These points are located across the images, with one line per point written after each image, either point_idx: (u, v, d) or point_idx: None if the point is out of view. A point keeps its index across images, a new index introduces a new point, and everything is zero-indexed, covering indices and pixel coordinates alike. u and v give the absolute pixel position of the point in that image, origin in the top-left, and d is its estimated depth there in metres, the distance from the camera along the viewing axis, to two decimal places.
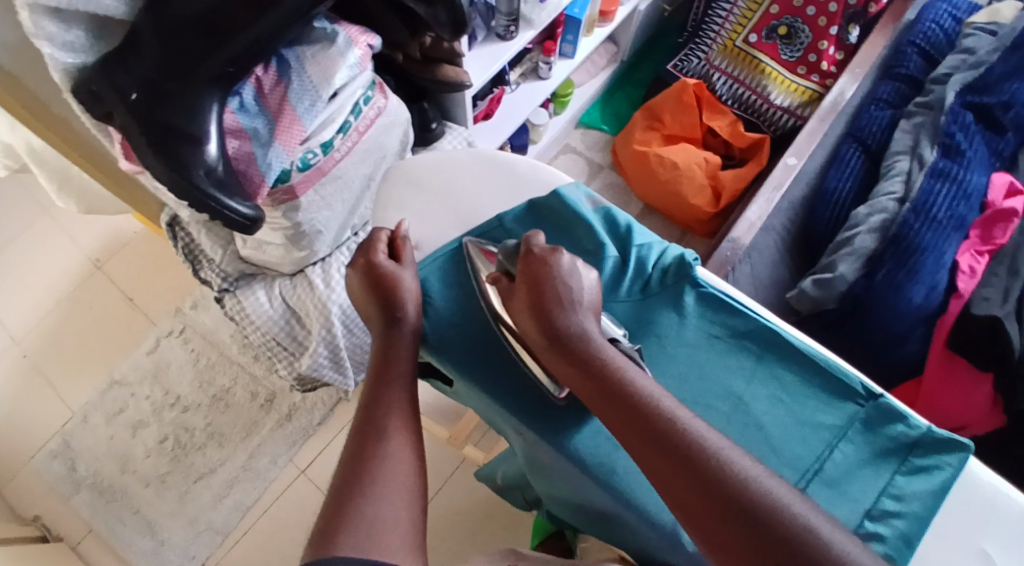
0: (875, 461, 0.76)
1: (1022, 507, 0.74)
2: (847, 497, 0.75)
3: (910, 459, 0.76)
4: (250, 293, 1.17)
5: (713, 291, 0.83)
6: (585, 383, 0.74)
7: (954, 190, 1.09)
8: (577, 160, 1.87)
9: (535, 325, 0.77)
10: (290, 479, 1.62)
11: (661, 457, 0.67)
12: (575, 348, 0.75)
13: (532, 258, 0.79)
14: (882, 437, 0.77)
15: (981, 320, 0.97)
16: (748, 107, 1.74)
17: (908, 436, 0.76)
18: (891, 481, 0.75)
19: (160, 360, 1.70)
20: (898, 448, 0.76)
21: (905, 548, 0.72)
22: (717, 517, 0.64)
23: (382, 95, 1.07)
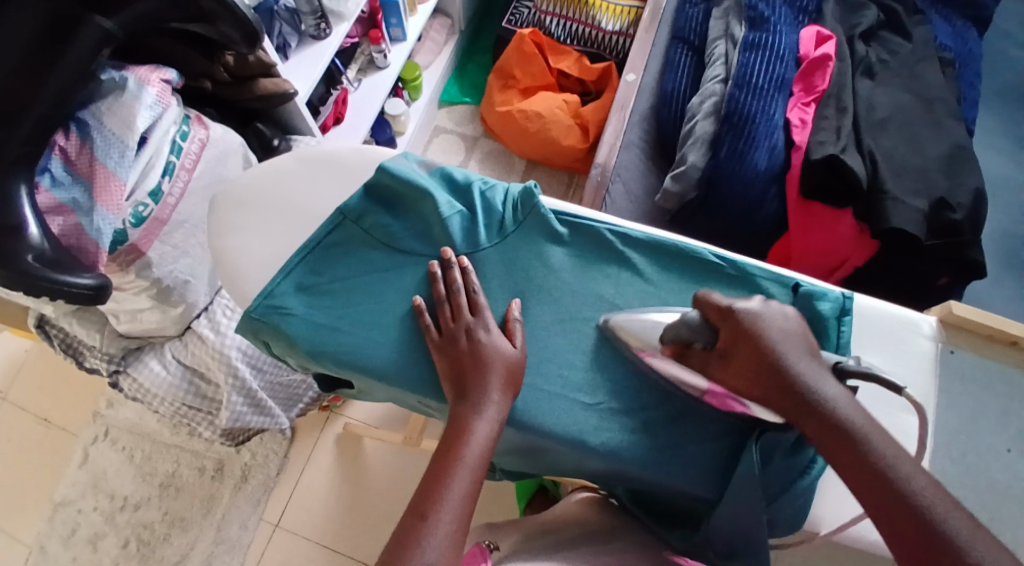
0: None
1: (878, 311, 0.84)
2: None
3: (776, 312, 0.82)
4: (142, 367, 1.15)
5: (559, 215, 0.83)
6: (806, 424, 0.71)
7: (766, 56, 1.16)
8: (451, 138, 1.87)
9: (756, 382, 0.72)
10: (267, 536, 1.60)
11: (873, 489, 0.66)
12: (793, 388, 0.71)
13: (731, 314, 0.74)
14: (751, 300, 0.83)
15: (820, 163, 1.06)
16: (587, 40, 1.74)
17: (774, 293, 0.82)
18: None
19: (95, 468, 1.65)
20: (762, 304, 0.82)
21: None
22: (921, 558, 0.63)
23: (201, 125, 1.07)
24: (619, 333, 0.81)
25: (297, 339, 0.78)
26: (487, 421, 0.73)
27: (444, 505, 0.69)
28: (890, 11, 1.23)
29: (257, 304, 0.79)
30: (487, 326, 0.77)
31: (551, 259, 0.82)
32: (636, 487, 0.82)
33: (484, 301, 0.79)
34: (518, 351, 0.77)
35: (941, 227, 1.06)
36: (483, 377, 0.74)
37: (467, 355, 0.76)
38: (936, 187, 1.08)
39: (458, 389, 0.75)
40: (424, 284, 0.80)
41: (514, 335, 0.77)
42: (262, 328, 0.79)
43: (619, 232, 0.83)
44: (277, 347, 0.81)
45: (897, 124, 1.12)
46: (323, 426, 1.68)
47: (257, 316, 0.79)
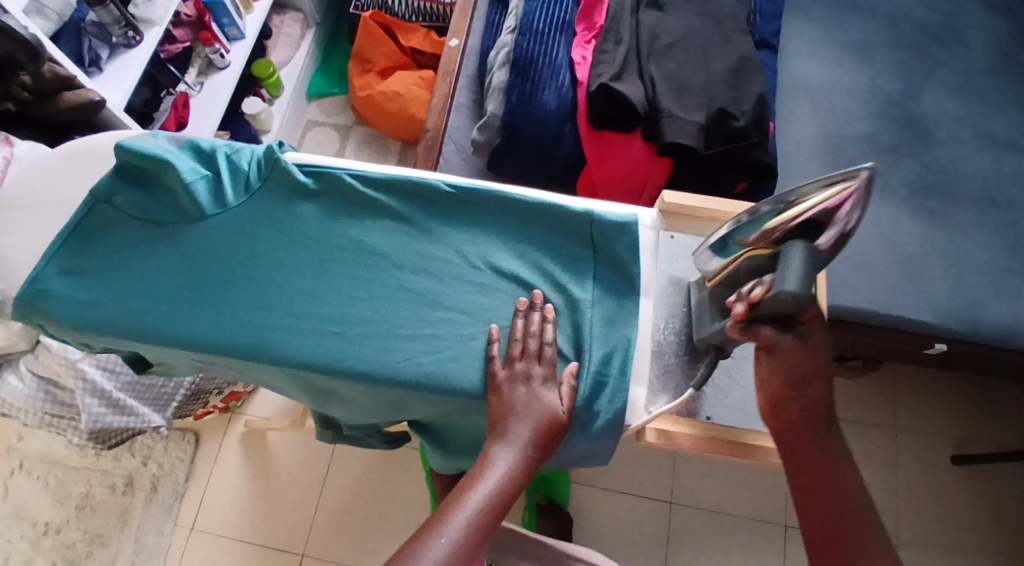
0: (512, 242, 0.85)
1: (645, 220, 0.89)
2: (491, 288, 0.84)
3: (518, 228, 0.86)
4: (0, 382, 1.20)
5: (308, 169, 0.87)
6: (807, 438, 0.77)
7: (546, 2, 1.22)
8: (326, 130, 1.91)
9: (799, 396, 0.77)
10: (183, 540, 1.65)
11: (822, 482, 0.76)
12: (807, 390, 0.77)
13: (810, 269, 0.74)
14: (498, 218, 0.86)
15: (596, 93, 1.11)
16: (432, 15, 1.80)
17: (516, 208, 0.86)
18: (530, 254, 0.85)
19: (15, 499, 1.69)
20: (509, 222, 0.86)
21: (578, 311, 0.83)
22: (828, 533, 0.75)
23: (6, 146, 1.12)
24: (367, 268, 0.84)
25: (68, 317, 0.83)
26: (514, 463, 0.77)
27: (450, 527, 0.73)
28: None
29: (25, 288, 0.84)
30: (545, 382, 0.80)
31: (298, 208, 0.86)
32: (419, 407, 0.86)
33: (551, 354, 0.81)
34: (565, 413, 0.79)
35: (726, 134, 1.11)
36: (525, 426, 0.78)
37: (511, 399, 0.79)
38: (717, 99, 1.12)
39: (493, 428, 0.79)
40: (245, 269, 0.84)
41: (565, 395, 0.80)
42: (32, 311, 0.84)
43: (361, 172, 0.87)
44: (51, 327, 0.85)
45: (683, 47, 1.16)
46: (227, 426, 1.74)
47: (24, 299, 0.83)
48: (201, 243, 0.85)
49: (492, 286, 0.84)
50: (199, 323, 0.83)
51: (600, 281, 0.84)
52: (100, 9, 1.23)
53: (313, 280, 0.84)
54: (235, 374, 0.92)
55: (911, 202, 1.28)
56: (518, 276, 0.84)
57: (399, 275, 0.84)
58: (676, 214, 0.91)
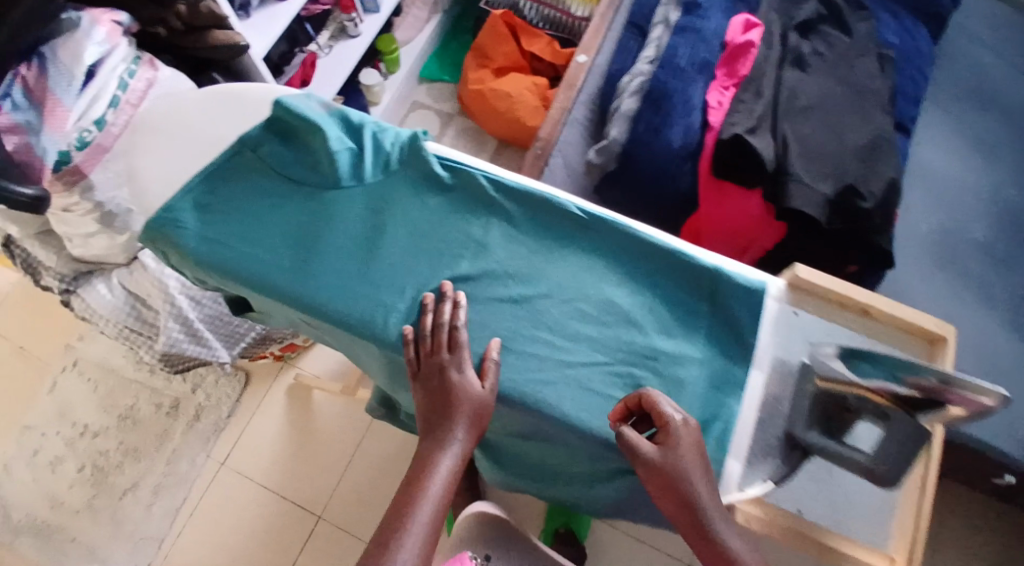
0: (632, 279, 0.83)
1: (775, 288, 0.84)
2: (603, 322, 0.82)
3: (640, 267, 0.84)
4: (91, 289, 1.25)
5: (445, 162, 0.88)
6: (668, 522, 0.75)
7: (693, 40, 1.21)
8: (428, 114, 1.97)
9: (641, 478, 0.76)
10: (212, 473, 1.70)
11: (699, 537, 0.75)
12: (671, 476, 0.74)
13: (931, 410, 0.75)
14: (622, 253, 0.84)
15: (727, 141, 1.11)
16: (559, 25, 1.82)
17: (641, 246, 0.83)
18: (646, 295, 0.83)
19: (63, 397, 1.76)
20: (632, 258, 0.84)
21: (687, 366, 0.80)
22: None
23: (151, 68, 1.15)
24: (482, 270, 0.85)
25: (189, 250, 0.86)
26: (452, 455, 0.80)
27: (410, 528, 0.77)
28: (831, 6, 1.28)
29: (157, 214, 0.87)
30: (461, 365, 0.80)
31: (427, 199, 0.87)
32: (504, 418, 0.85)
33: (465, 336, 0.82)
34: (487, 393, 0.79)
35: (848, 212, 1.10)
36: (451, 415, 0.80)
37: (439, 389, 0.81)
38: (847, 174, 1.11)
39: (432, 416, 0.81)
40: (367, 246, 0.86)
41: (487, 375, 0.80)
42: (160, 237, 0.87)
43: (499, 176, 0.87)
44: (172, 256, 0.88)
45: (818, 113, 1.16)
46: (276, 376, 1.78)
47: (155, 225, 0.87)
48: (329, 213, 0.87)
49: (604, 320, 0.82)
50: (311, 287, 0.84)
51: (714, 339, 0.82)
52: None
53: (430, 271, 0.85)
54: (327, 341, 0.93)
55: (1013, 318, 1.25)
56: (633, 315, 0.82)
57: (513, 285, 0.84)
58: (804, 290, 0.85)
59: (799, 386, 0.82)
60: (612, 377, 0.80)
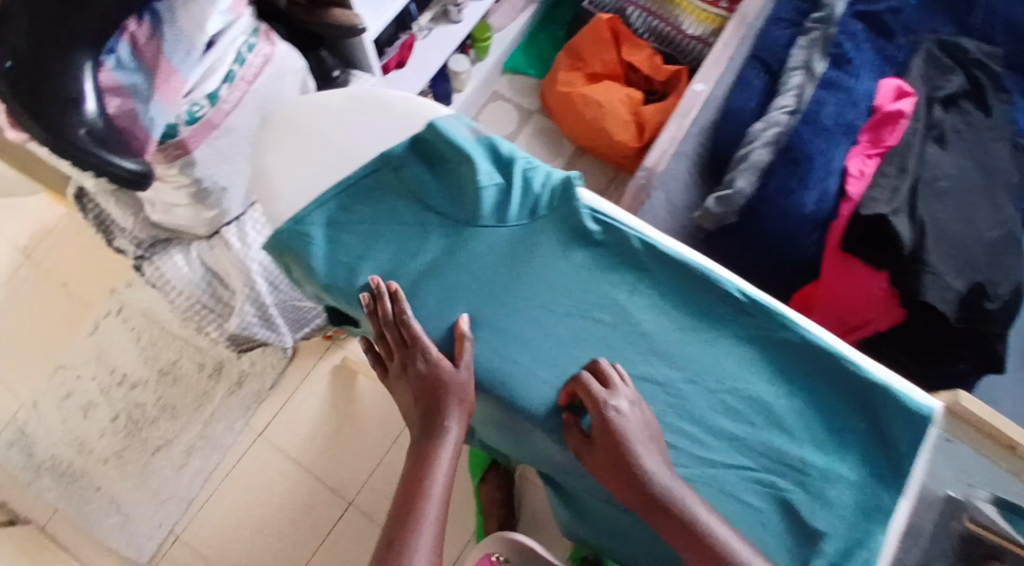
0: (780, 377, 0.80)
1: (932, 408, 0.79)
2: (746, 419, 0.79)
3: (791, 365, 0.80)
4: (166, 258, 1.18)
5: (602, 217, 0.82)
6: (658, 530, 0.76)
7: (841, 98, 1.15)
8: (506, 107, 1.91)
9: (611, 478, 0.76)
10: (248, 443, 1.66)
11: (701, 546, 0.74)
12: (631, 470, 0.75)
13: None
14: (774, 347, 0.80)
15: (869, 219, 1.05)
16: (665, 40, 1.75)
17: (798, 345, 0.80)
18: (793, 397, 0.80)
19: (102, 342, 1.69)
20: (785, 354, 0.80)
21: (824, 480, 0.79)
22: None
23: (268, 43, 1.08)
24: (627, 342, 0.80)
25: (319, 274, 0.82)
26: (445, 446, 0.80)
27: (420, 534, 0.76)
28: (977, 83, 1.19)
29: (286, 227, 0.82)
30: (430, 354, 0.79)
31: (573, 254, 0.82)
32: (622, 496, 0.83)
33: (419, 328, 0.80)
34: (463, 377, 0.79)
35: (973, 312, 1.05)
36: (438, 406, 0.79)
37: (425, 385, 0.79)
38: (981, 270, 1.06)
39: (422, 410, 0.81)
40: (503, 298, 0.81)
41: (461, 358, 0.79)
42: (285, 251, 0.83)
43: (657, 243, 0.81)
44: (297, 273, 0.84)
45: (955, 197, 1.08)
46: (322, 355, 1.73)
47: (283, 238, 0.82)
48: (465, 256, 0.82)
49: (747, 417, 0.79)
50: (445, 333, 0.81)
51: (855, 454, 0.80)
52: None
53: (569, 336, 0.80)
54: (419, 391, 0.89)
55: None
56: (778, 417, 0.80)
57: (658, 364, 0.80)
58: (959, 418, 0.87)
59: (945, 517, 0.81)
60: (755, 485, 0.79)
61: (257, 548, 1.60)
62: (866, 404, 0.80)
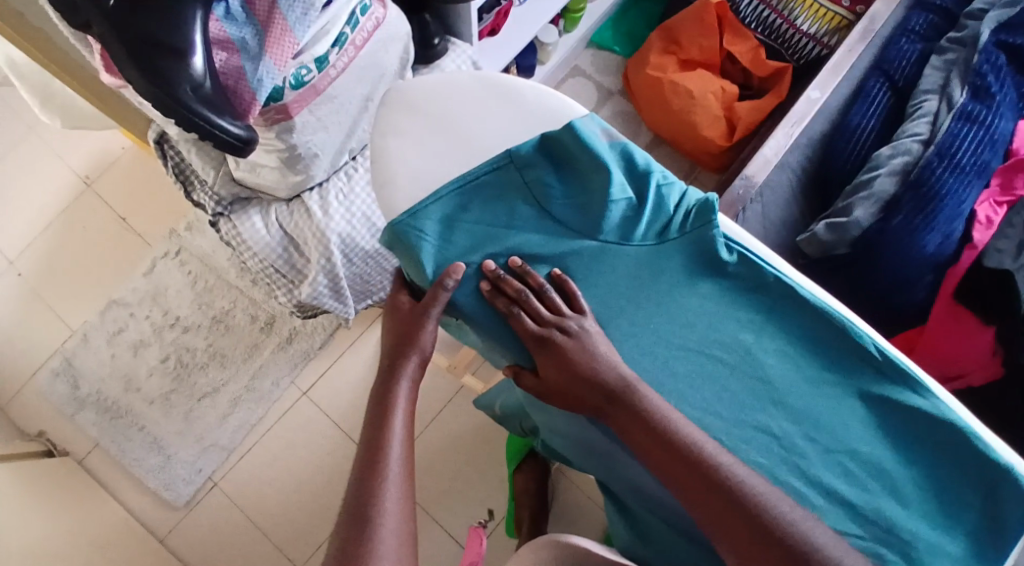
0: (899, 443, 0.76)
1: None
2: (861, 483, 0.75)
3: (915, 433, 0.76)
4: (245, 219, 1.14)
5: (738, 250, 0.80)
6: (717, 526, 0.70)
7: (980, 134, 1.07)
8: (586, 85, 1.83)
9: (674, 468, 0.72)
10: (292, 401, 1.59)
11: (681, 466, 0.72)
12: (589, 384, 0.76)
13: None
14: (899, 411, 0.77)
15: (993, 272, 1.00)
16: (773, 32, 1.63)
17: (926, 413, 0.76)
18: (912, 467, 0.76)
19: (158, 282, 1.64)
20: (910, 421, 0.76)
21: (938, 562, 0.72)
22: (722, 518, 0.70)
23: (381, 6, 1.04)
24: (745, 384, 0.78)
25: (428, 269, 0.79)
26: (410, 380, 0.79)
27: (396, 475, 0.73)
28: None
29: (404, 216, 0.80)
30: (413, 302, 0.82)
31: (700, 284, 0.80)
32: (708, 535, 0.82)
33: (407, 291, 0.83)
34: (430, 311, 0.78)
35: None
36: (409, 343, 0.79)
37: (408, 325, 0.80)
38: None
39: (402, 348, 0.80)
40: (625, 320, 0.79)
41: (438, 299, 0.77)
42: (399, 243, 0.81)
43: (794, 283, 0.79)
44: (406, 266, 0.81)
45: None
46: (374, 321, 1.65)
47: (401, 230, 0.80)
48: (589, 272, 0.80)
49: (863, 482, 0.75)
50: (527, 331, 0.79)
51: (972, 540, 0.74)
52: None
53: (678, 368, 0.78)
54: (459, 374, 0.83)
55: None
56: (894, 484, 0.75)
57: (775, 412, 0.77)
58: None
59: None
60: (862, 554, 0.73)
61: (293, 506, 1.54)
62: (990, 484, 0.74)
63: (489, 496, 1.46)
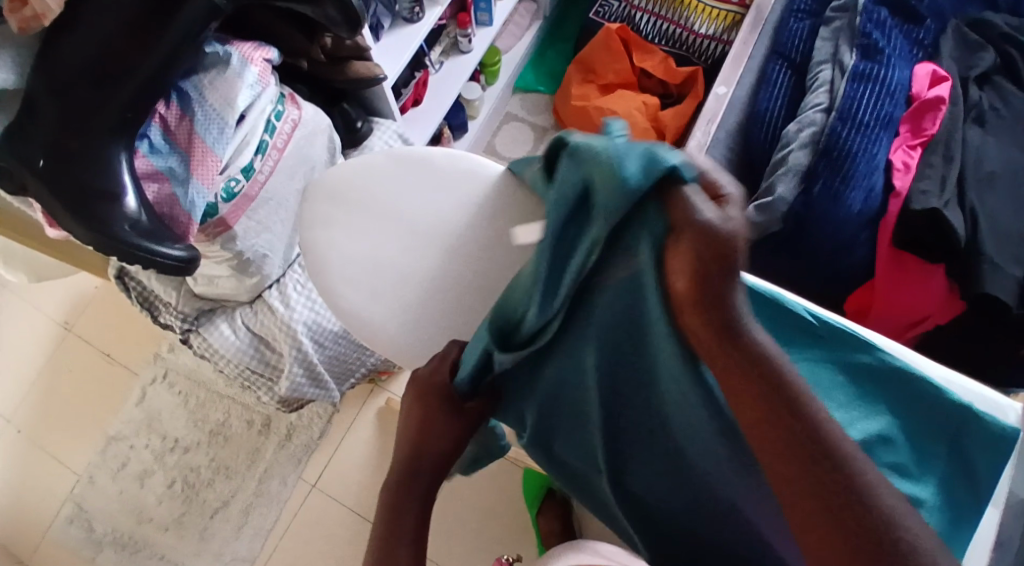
0: (857, 399, 0.79)
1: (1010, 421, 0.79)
2: None
3: (870, 387, 0.80)
4: (213, 329, 1.18)
5: None
6: (781, 472, 0.62)
7: (876, 90, 1.12)
8: (521, 127, 1.89)
9: (766, 414, 0.63)
10: (303, 496, 1.60)
11: (781, 432, 0.62)
12: (734, 335, 0.63)
13: None
14: (849, 368, 0.80)
15: (921, 213, 1.04)
16: (676, 42, 1.73)
17: (875, 367, 0.80)
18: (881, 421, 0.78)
19: (151, 408, 1.67)
20: (862, 377, 0.80)
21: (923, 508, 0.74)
22: (812, 492, 0.61)
23: (295, 106, 1.10)
24: None
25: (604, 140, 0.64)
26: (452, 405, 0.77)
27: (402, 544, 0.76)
28: (1010, 58, 1.19)
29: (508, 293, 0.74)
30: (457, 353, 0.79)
31: None
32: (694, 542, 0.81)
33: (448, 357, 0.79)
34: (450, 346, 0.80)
35: None
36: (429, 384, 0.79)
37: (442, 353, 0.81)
38: None
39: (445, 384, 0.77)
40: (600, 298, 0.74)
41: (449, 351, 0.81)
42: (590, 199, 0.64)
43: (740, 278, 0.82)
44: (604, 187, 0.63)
45: (1004, 180, 1.07)
46: (366, 398, 1.67)
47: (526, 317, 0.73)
48: None
49: None
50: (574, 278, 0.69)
51: (945, 480, 0.76)
52: None
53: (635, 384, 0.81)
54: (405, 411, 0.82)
55: None
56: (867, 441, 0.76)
57: None
58: None
59: None
60: None
61: None
62: (954, 425, 0.77)
63: (515, 543, 1.46)
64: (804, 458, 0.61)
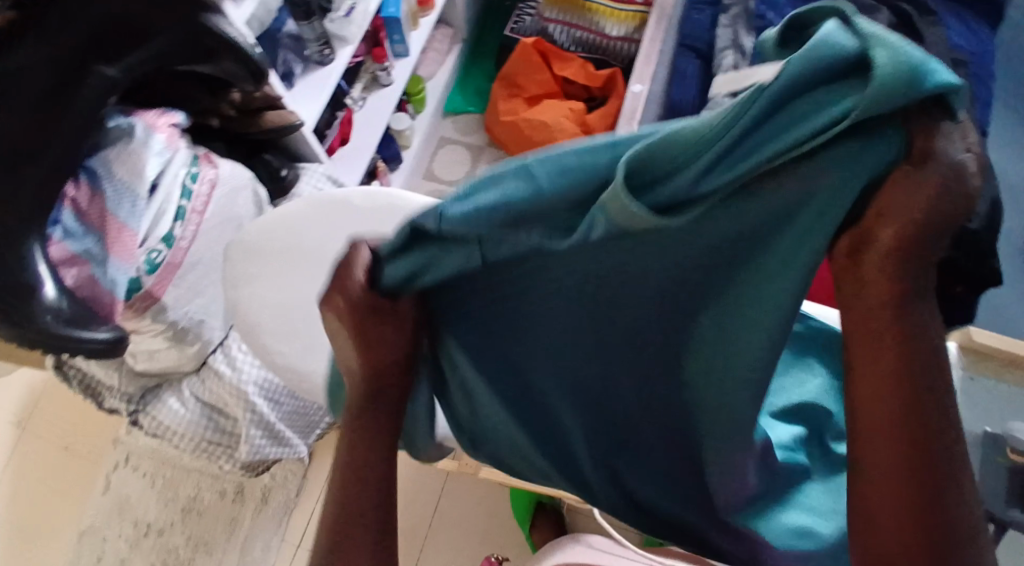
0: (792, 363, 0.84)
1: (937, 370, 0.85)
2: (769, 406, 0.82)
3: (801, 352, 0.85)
4: (161, 405, 1.16)
5: None
6: (867, 399, 0.57)
7: None
8: (456, 149, 1.89)
9: (883, 353, 0.56)
10: (289, 558, 1.57)
11: (893, 368, 0.56)
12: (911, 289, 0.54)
13: None
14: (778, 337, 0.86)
15: None
16: (593, 47, 1.75)
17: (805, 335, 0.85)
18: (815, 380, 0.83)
19: (118, 495, 1.61)
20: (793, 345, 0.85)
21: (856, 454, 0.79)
22: (898, 433, 0.57)
23: (210, 166, 1.08)
24: None
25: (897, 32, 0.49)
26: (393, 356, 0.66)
27: None
28: (903, 15, 1.23)
29: (579, 177, 0.54)
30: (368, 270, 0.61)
31: None
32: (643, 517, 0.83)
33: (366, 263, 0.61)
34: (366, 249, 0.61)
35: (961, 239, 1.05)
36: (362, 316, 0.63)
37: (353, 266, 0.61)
38: None
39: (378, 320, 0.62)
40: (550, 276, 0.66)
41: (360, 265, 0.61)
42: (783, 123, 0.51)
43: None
44: (881, 99, 0.48)
45: None
46: None
47: (649, 214, 0.53)
48: None
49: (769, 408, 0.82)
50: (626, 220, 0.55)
51: None
52: (305, 24, 1.20)
53: None
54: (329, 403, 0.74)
55: None
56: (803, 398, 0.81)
57: None
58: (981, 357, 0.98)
59: None
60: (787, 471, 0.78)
61: None
62: None
63: None
64: (910, 404, 0.57)
